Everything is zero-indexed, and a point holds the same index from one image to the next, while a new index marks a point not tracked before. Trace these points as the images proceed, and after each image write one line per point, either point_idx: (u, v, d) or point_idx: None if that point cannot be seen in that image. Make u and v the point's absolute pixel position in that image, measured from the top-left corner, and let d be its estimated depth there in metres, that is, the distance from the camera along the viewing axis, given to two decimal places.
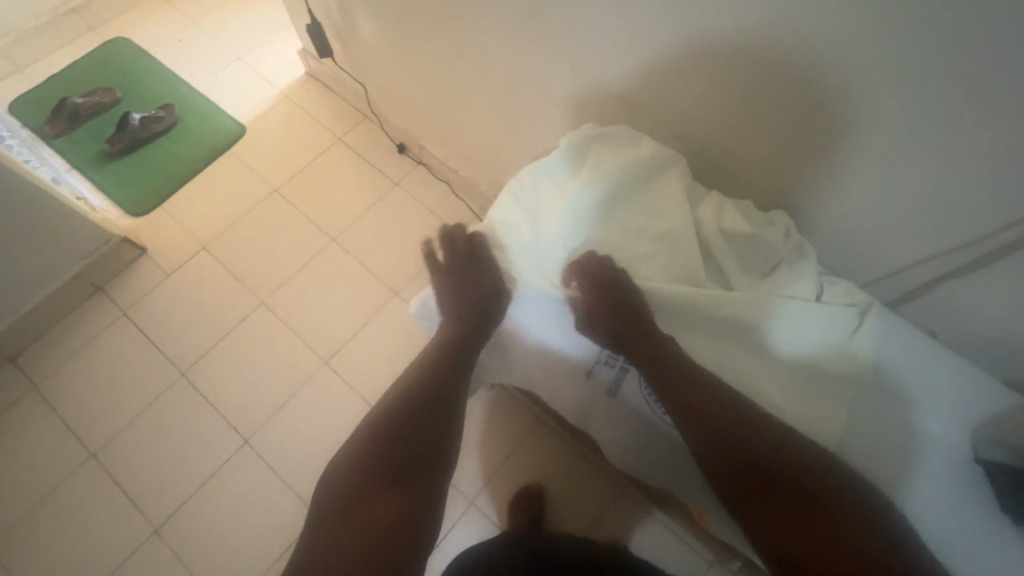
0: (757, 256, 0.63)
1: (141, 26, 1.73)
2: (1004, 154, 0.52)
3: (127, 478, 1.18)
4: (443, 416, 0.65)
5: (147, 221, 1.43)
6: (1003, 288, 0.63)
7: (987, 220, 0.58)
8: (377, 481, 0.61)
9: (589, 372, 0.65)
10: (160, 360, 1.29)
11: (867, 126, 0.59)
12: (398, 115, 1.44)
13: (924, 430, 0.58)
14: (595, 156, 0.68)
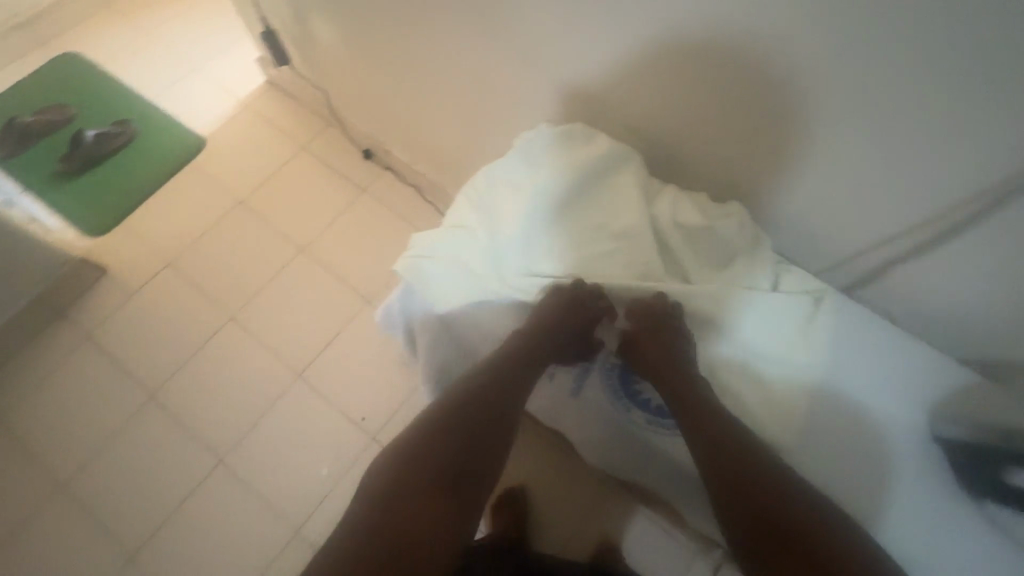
0: (713, 250, 0.63)
1: (93, 40, 1.68)
2: (945, 132, 0.53)
3: (98, 506, 1.15)
4: (503, 420, 0.61)
5: (107, 240, 1.39)
6: (952, 267, 0.64)
7: (934, 199, 0.59)
8: (426, 492, 0.55)
9: (552, 374, 0.70)
10: (127, 382, 1.25)
11: (811, 111, 0.60)
12: (361, 120, 1.42)
13: (884, 414, 0.59)
14: (551, 155, 0.67)
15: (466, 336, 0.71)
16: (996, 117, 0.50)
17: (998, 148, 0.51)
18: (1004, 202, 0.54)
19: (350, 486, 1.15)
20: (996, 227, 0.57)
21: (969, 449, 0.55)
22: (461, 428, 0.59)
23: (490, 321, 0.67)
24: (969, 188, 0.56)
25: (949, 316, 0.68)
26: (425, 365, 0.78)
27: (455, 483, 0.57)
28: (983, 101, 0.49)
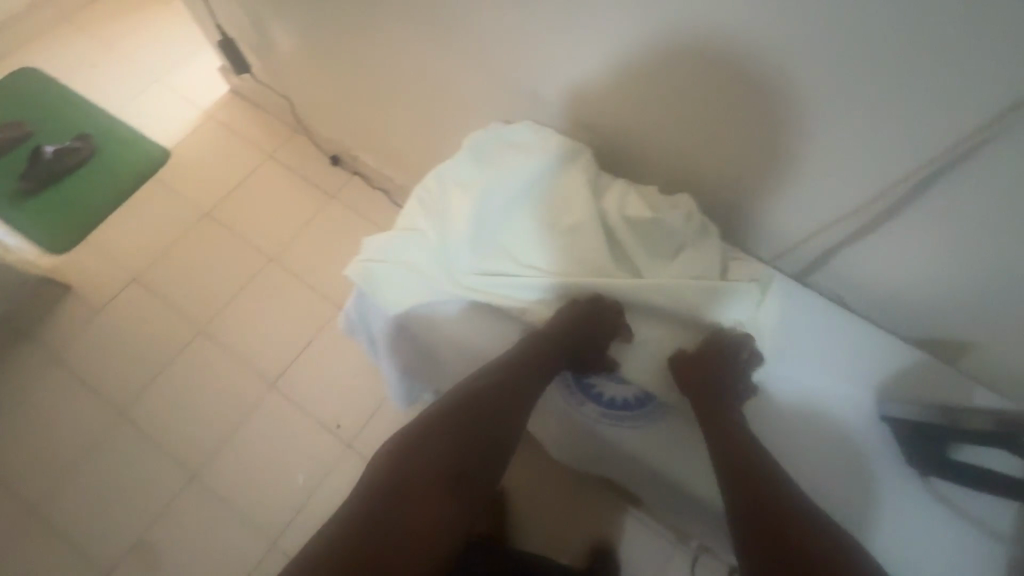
0: (660, 241, 0.64)
1: (49, 55, 1.65)
2: (876, 117, 0.54)
3: (69, 528, 1.12)
4: (507, 425, 0.60)
5: (70, 257, 1.36)
6: (893, 249, 0.64)
7: (870, 184, 0.60)
8: (426, 493, 0.53)
9: None
10: (94, 401, 1.23)
11: (744, 101, 0.60)
12: (327, 127, 1.42)
13: (829, 393, 0.61)
14: (499, 155, 0.68)
15: (422, 339, 0.70)
16: (922, 101, 0.50)
17: (926, 131, 0.52)
18: (936, 183, 0.55)
19: (326, 495, 1.14)
20: (931, 208, 0.58)
21: (911, 427, 0.56)
22: (466, 431, 0.57)
23: (442, 321, 0.66)
24: (902, 172, 0.57)
25: (894, 299, 0.70)
26: (388, 368, 0.78)
27: (456, 487, 0.55)
28: (906, 86, 0.50)
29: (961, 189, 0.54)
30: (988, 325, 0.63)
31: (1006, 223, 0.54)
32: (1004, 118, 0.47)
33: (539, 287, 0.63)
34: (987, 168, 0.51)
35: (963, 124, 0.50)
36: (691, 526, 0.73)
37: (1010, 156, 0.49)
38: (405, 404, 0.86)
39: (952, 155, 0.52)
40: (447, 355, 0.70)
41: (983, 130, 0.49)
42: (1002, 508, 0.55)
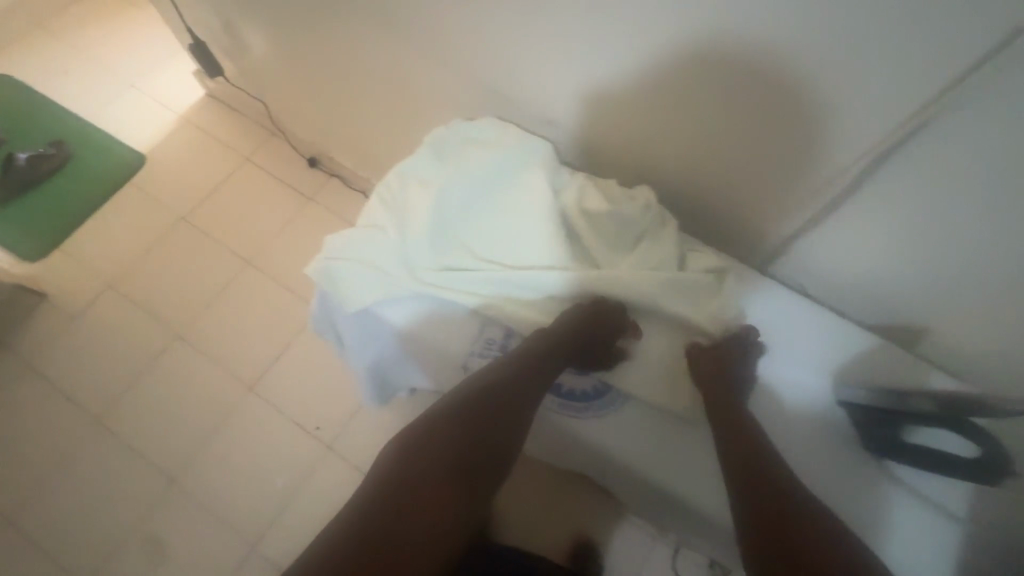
0: (619, 233, 0.64)
1: (22, 61, 1.64)
2: (818, 107, 0.54)
3: (45, 537, 1.11)
4: (518, 423, 0.56)
5: (45, 264, 1.35)
6: (848, 238, 0.65)
7: (817, 175, 0.60)
8: (445, 486, 0.48)
9: (465, 366, 0.64)
10: (70, 408, 1.21)
11: (693, 88, 0.61)
12: (303, 129, 1.41)
13: (787, 380, 0.62)
14: (461, 151, 0.69)
15: (386, 335, 0.70)
16: (859, 90, 0.51)
17: (865, 120, 0.53)
18: (877, 173, 0.56)
19: (306, 497, 1.14)
20: (875, 197, 0.59)
21: (865, 412, 0.57)
22: (485, 424, 0.54)
23: (404, 315, 0.66)
24: (845, 162, 0.57)
25: (853, 287, 0.70)
26: (354, 368, 0.78)
27: (472, 484, 0.51)
28: (844, 75, 0.50)
29: (901, 178, 0.55)
30: (940, 312, 0.64)
31: (947, 209, 0.55)
32: (938, 106, 0.48)
33: (494, 281, 0.63)
34: (925, 155, 0.52)
35: (900, 112, 0.50)
36: (661, 517, 0.73)
37: (946, 141, 0.50)
38: (378, 402, 0.87)
39: (890, 145, 0.53)
40: (412, 351, 0.70)
41: (918, 118, 0.50)
42: (957, 490, 0.56)
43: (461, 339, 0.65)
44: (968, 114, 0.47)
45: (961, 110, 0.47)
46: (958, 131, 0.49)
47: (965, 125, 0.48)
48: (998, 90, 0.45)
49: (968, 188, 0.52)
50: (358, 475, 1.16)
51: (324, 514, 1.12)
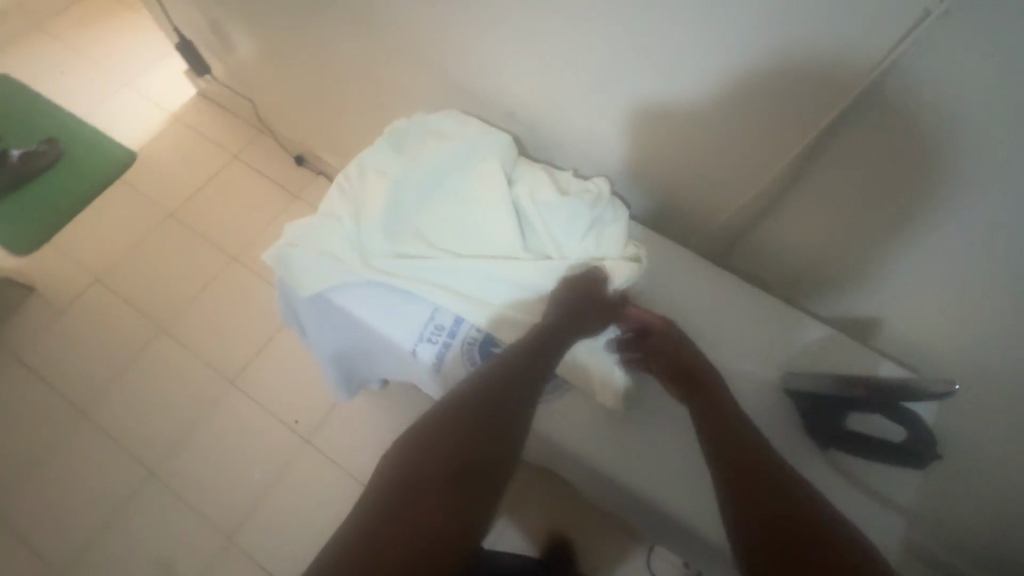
0: (566, 222, 0.67)
1: (19, 62, 1.67)
2: (763, 90, 0.57)
3: (24, 526, 1.12)
4: (521, 410, 0.54)
5: (35, 258, 1.38)
6: (795, 227, 0.69)
7: (764, 160, 0.64)
8: (436, 496, 0.47)
9: (413, 351, 0.66)
10: (54, 399, 1.23)
11: (647, 76, 0.64)
12: (290, 127, 1.43)
13: (735, 367, 0.64)
14: (416, 141, 0.73)
15: (345, 322, 0.73)
16: (799, 72, 0.53)
17: (806, 103, 0.55)
18: (820, 155, 0.59)
19: (283, 490, 1.15)
20: (820, 179, 0.61)
21: (807, 399, 0.59)
22: (477, 420, 0.52)
23: (356, 303, 0.69)
24: (791, 144, 0.60)
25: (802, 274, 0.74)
26: (320, 355, 0.81)
27: (471, 486, 0.48)
28: (783, 57, 0.53)
29: (843, 159, 0.58)
30: (889, 299, 0.66)
31: (887, 190, 0.57)
32: (870, 86, 0.50)
33: (449, 269, 0.66)
34: (863, 137, 0.55)
35: (836, 93, 0.53)
36: (621, 508, 0.74)
37: (881, 121, 0.52)
38: (347, 394, 0.92)
39: (830, 125, 0.55)
40: (367, 339, 0.73)
41: (854, 99, 0.52)
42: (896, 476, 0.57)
43: (409, 325, 0.67)
44: (899, 94, 0.49)
45: (892, 90, 0.49)
46: (890, 110, 0.51)
47: (897, 105, 0.50)
48: (920, 73, 0.47)
49: (905, 168, 0.54)
50: (335, 468, 1.16)
51: (300, 507, 1.13)
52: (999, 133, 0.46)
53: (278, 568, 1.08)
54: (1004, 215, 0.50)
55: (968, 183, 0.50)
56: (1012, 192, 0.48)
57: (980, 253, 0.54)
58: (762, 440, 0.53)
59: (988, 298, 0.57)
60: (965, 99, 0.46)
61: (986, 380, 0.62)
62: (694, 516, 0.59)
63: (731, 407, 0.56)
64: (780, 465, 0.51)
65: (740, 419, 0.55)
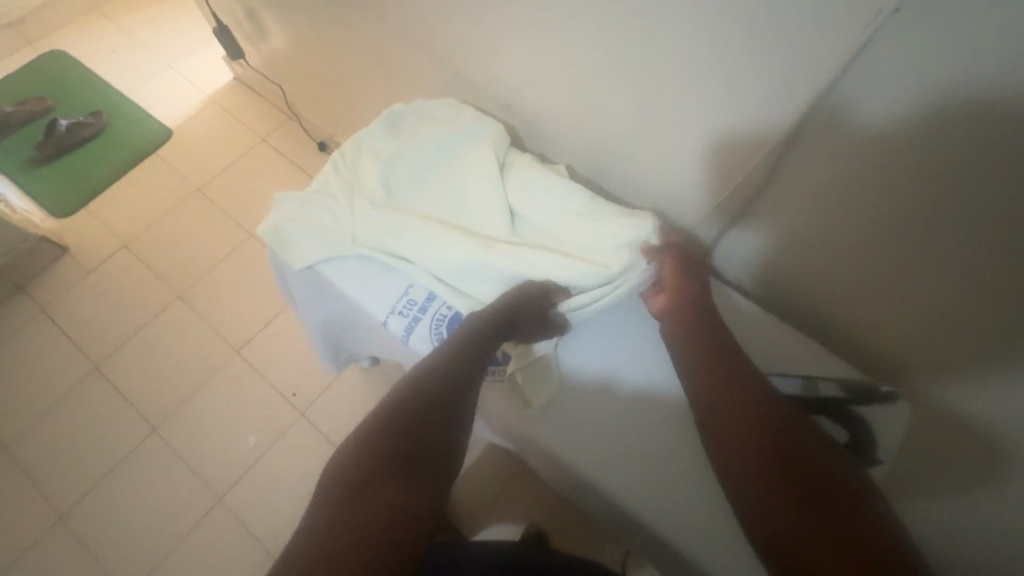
0: (547, 202, 0.72)
1: (76, 40, 1.79)
2: (722, 99, 0.57)
3: (36, 468, 1.19)
4: (456, 406, 0.57)
5: (70, 221, 1.47)
6: (762, 233, 0.70)
7: (726, 169, 0.64)
8: (417, 450, 0.52)
9: (385, 322, 0.72)
10: (74, 353, 1.31)
11: (617, 74, 0.65)
12: (314, 114, 1.49)
13: None
14: (412, 126, 0.79)
15: (328, 293, 0.79)
16: (754, 82, 0.53)
17: (762, 114, 0.55)
18: (785, 160, 0.60)
19: (275, 458, 1.19)
20: (785, 186, 0.62)
21: None
22: (439, 389, 0.58)
23: (339, 273, 0.75)
24: (751, 154, 0.60)
25: (775, 278, 0.75)
26: (309, 324, 0.87)
27: (446, 435, 0.54)
28: (740, 66, 0.53)
29: (807, 166, 0.58)
30: (853, 303, 0.67)
31: (852, 198, 0.57)
32: (824, 93, 0.50)
33: (423, 247, 0.70)
34: (823, 143, 0.55)
35: (794, 103, 0.52)
36: (585, 496, 0.75)
37: (841, 127, 0.53)
38: (335, 366, 0.97)
39: (789, 135, 0.55)
40: (348, 309, 0.79)
41: (809, 106, 0.52)
42: None
43: (383, 298, 0.73)
44: (855, 98, 0.49)
45: (849, 95, 0.50)
46: (853, 115, 0.51)
47: (856, 110, 0.50)
48: (876, 73, 0.47)
49: (860, 175, 0.55)
50: (325, 443, 1.20)
51: (289, 475, 1.17)
52: (953, 142, 0.45)
53: (264, 532, 1.12)
54: (959, 226, 0.50)
55: (925, 191, 0.50)
56: (966, 203, 0.48)
57: (936, 259, 0.54)
58: (775, 402, 0.56)
59: (946, 308, 0.57)
60: (920, 103, 0.46)
61: (954, 395, 0.61)
62: (639, 499, 0.63)
63: (753, 374, 0.59)
64: (806, 430, 0.54)
65: (764, 384, 0.58)
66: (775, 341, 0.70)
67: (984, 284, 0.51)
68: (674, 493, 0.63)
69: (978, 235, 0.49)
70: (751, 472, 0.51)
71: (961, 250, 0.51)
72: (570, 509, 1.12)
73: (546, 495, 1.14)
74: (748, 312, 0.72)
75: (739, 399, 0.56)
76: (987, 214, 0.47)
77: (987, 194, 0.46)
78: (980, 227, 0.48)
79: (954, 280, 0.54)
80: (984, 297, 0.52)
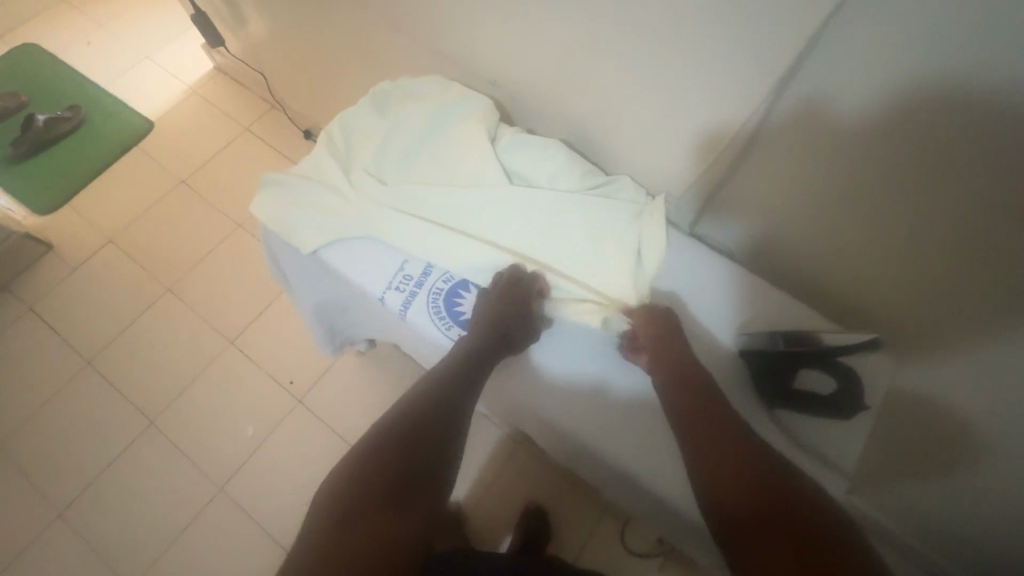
0: (544, 173, 0.74)
1: (47, 33, 1.75)
2: (709, 60, 0.58)
3: (32, 467, 1.18)
4: (445, 434, 0.60)
5: (52, 218, 1.45)
6: (750, 197, 0.72)
7: (717, 129, 0.65)
8: (405, 475, 0.55)
9: (382, 298, 0.72)
10: (65, 350, 1.30)
11: (604, 41, 0.65)
12: (298, 101, 1.48)
13: (694, 329, 0.71)
14: (401, 104, 0.80)
15: (323, 275, 0.79)
16: (742, 41, 0.54)
17: (750, 72, 0.56)
18: (770, 123, 0.61)
19: (274, 445, 1.20)
20: (771, 149, 0.64)
21: (759, 363, 0.64)
22: (428, 416, 0.61)
23: (334, 251, 0.74)
24: (741, 113, 0.61)
25: (763, 242, 0.76)
26: (304, 307, 0.87)
27: (434, 459, 0.58)
28: (726, 27, 0.54)
29: (794, 123, 0.59)
30: (843, 260, 0.69)
31: (837, 153, 0.59)
32: (809, 45, 0.51)
33: (417, 220, 0.71)
34: (808, 97, 0.56)
35: (779, 59, 0.53)
36: (583, 464, 0.77)
37: (826, 79, 0.53)
38: (333, 350, 0.97)
39: (775, 87, 0.56)
40: (343, 290, 0.79)
41: (795, 60, 0.53)
42: (838, 437, 0.63)
43: (379, 275, 0.73)
44: (839, 49, 0.50)
45: (833, 47, 0.50)
46: (836, 67, 0.52)
47: (840, 61, 0.51)
48: (858, 27, 0.48)
49: (845, 131, 0.56)
50: (324, 427, 1.21)
51: (289, 462, 1.18)
52: (936, 86, 0.47)
53: (268, 519, 1.13)
54: (943, 170, 0.52)
55: (910, 138, 0.51)
56: (951, 146, 0.49)
57: (922, 207, 0.56)
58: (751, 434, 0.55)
59: (934, 254, 0.58)
60: (901, 53, 0.47)
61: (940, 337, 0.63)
62: (639, 464, 0.64)
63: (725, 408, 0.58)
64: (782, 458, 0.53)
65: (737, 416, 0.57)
66: (767, 303, 0.71)
67: (973, 226, 0.53)
68: (674, 453, 0.64)
69: (963, 178, 0.51)
70: (735, 508, 0.49)
71: (946, 195, 0.53)
72: (568, 483, 1.15)
73: (544, 470, 1.16)
74: (739, 276, 0.74)
75: (716, 444, 0.55)
76: (969, 156, 0.49)
77: (970, 136, 0.48)
78: (961, 170, 0.50)
79: (940, 224, 0.56)
80: (966, 237, 0.55)
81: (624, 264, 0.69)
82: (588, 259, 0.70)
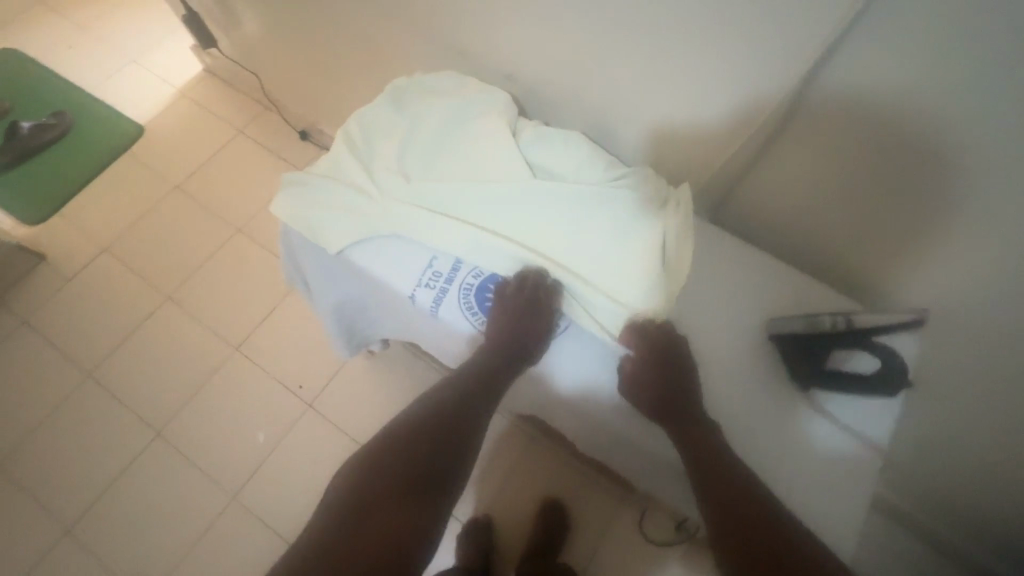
0: (567, 162, 0.74)
1: (27, 38, 1.70)
2: (734, 51, 0.59)
3: (36, 484, 1.15)
4: (462, 438, 0.62)
5: (43, 228, 1.41)
6: (772, 186, 0.72)
7: (740, 120, 0.66)
8: (419, 476, 0.57)
9: (411, 296, 0.72)
10: (63, 363, 1.26)
11: (627, 35, 0.65)
12: (294, 102, 1.45)
13: (725, 317, 0.71)
14: (416, 99, 0.79)
15: (346, 275, 0.79)
16: (770, 33, 0.55)
17: (778, 62, 0.57)
18: (796, 113, 0.61)
19: (286, 450, 1.18)
20: (794, 138, 0.64)
21: (792, 347, 0.66)
22: (445, 419, 0.63)
23: (360, 251, 0.74)
24: (766, 103, 0.62)
25: (783, 229, 0.77)
26: (322, 308, 0.86)
27: (448, 462, 0.60)
28: (754, 19, 0.55)
29: (819, 112, 0.60)
30: (865, 245, 0.70)
31: (864, 141, 0.59)
32: (843, 31, 0.51)
33: (444, 215, 0.71)
34: (835, 87, 0.57)
35: (808, 50, 0.54)
36: (613, 456, 0.77)
37: (853, 70, 0.54)
38: (348, 352, 0.96)
39: (803, 78, 0.57)
40: (367, 289, 0.79)
41: (824, 51, 0.53)
42: (868, 417, 0.65)
43: (407, 273, 0.73)
44: (872, 36, 0.51)
45: (863, 38, 0.51)
46: (865, 58, 0.53)
47: (869, 52, 0.52)
48: (889, 18, 0.49)
49: (872, 120, 0.57)
50: (336, 431, 1.19)
51: (302, 467, 1.16)
52: (965, 76, 0.48)
53: (283, 526, 1.12)
54: (971, 158, 0.53)
55: (939, 126, 0.52)
56: (982, 133, 0.50)
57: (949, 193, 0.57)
58: (752, 479, 0.58)
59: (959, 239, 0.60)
60: (931, 45, 0.48)
61: (963, 316, 0.65)
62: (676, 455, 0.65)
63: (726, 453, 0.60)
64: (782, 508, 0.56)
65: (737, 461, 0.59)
66: (791, 290, 0.72)
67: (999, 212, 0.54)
68: None
69: (991, 164, 0.52)
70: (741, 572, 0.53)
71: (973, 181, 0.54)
72: (584, 476, 1.15)
73: (560, 464, 1.16)
74: (762, 265, 0.74)
75: (703, 483, 0.58)
76: (1003, 140, 0.50)
77: (999, 123, 0.49)
78: (986, 156, 0.52)
79: (967, 210, 0.57)
80: (993, 221, 0.56)
81: (651, 246, 0.68)
82: (610, 243, 0.68)
